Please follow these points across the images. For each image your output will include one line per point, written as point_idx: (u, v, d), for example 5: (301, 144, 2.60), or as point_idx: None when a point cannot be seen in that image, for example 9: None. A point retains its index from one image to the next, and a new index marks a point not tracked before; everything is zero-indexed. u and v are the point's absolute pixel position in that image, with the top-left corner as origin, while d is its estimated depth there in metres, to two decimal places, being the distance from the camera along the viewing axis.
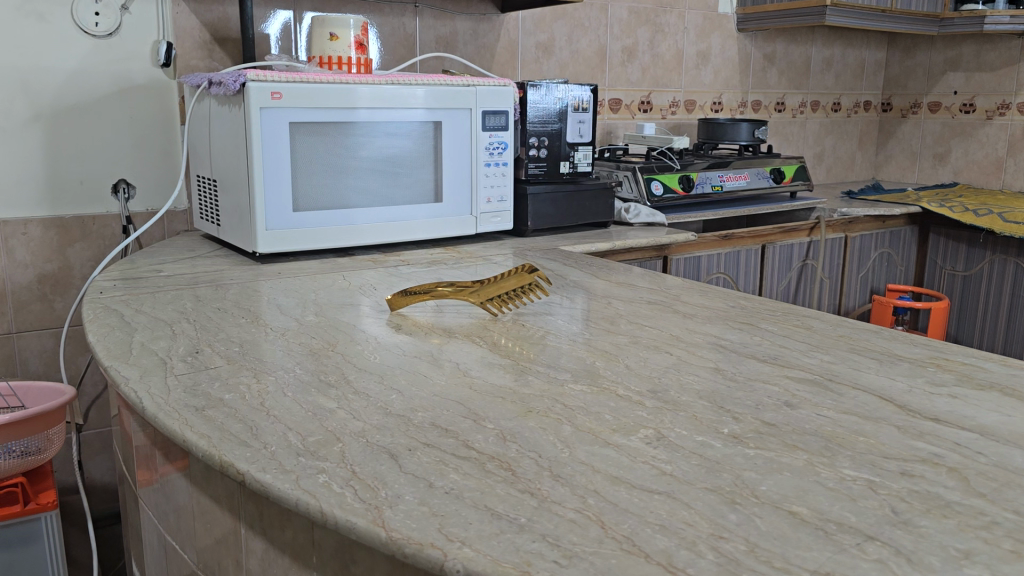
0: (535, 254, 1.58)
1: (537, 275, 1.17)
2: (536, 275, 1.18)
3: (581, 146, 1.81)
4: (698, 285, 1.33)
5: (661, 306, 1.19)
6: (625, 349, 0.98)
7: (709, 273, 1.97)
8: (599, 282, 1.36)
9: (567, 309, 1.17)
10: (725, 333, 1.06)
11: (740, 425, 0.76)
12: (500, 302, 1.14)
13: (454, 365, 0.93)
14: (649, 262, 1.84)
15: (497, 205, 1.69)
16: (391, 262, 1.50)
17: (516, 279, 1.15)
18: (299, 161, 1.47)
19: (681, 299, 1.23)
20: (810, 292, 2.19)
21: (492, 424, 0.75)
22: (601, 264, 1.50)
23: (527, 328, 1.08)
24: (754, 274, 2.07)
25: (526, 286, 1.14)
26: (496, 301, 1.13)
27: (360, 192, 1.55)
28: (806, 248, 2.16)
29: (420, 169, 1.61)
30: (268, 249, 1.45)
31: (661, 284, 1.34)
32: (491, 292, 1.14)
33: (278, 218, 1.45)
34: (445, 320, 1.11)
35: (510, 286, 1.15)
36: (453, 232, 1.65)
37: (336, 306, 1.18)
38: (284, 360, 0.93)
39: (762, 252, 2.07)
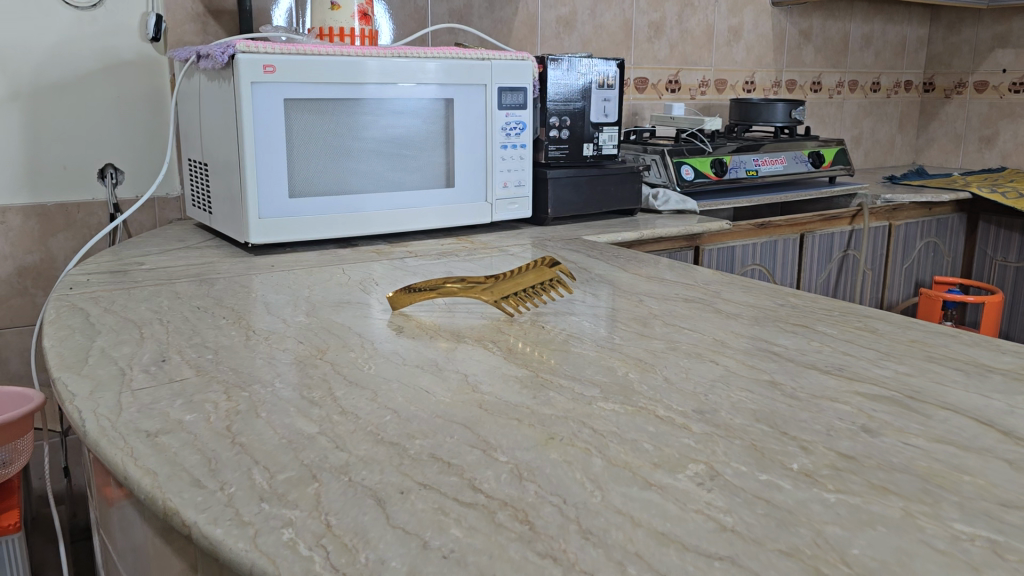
0: (555, 245, 1.44)
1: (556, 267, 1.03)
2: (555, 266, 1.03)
3: (606, 127, 1.66)
4: (739, 279, 1.18)
5: (698, 305, 1.04)
6: (661, 358, 0.84)
7: (744, 265, 1.82)
8: (625, 276, 1.21)
9: (592, 307, 1.02)
10: (777, 337, 0.91)
11: (811, 458, 0.61)
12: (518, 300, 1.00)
13: (461, 376, 0.79)
14: (679, 253, 1.70)
15: (514, 191, 1.55)
16: (397, 253, 1.36)
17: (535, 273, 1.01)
18: (296, 143, 1.33)
19: (721, 297, 1.08)
20: (851, 285, 2.03)
21: (506, 457, 0.61)
22: (629, 255, 1.35)
23: (547, 329, 0.94)
24: (792, 266, 1.91)
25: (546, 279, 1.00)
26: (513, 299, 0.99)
27: (364, 176, 1.40)
28: (848, 237, 2.00)
29: (430, 151, 1.46)
30: (262, 240, 1.32)
31: (696, 278, 1.19)
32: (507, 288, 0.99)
33: (273, 205, 1.32)
34: (453, 321, 0.97)
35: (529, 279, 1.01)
36: (467, 220, 1.51)
37: (327, 304, 1.04)
38: (263, 371, 0.79)
39: (801, 242, 1.91)
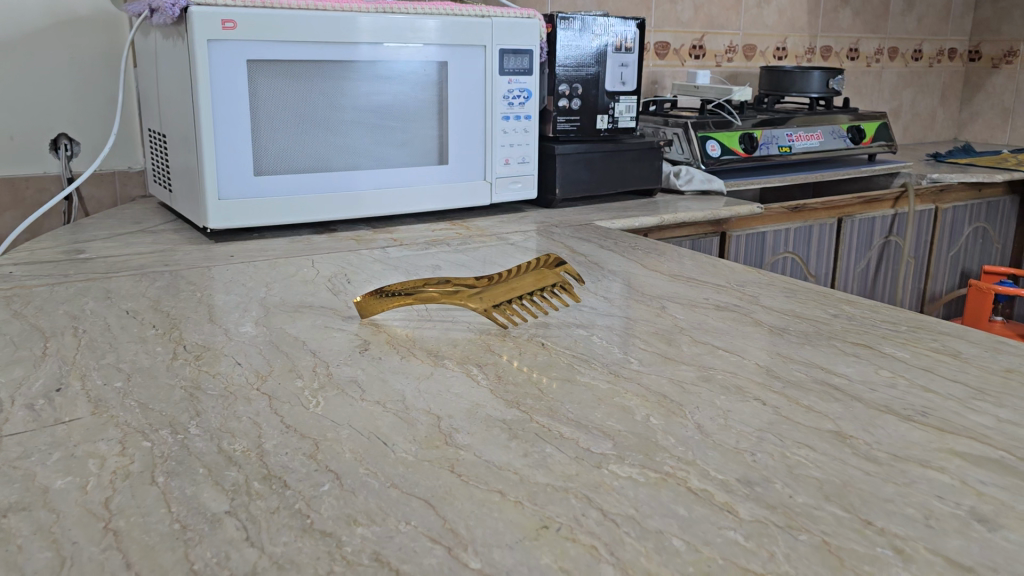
0: (563, 232, 1.25)
1: (563, 268, 0.85)
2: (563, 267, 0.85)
3: (623, 96, 1.46)
4: (779, 281, 0.99)
5: (733, 315, 0.86)
6: (691, 393, 0.66)
7: (774, 253, 1.63)
8: (643, 272, 1.02)
9: (604, 317, 0.84)
10: (836, 363, 0.73)
11: (911, 569, 0.43)
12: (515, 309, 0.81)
13: (431, 419, 0.61)
14: (703, 241, 1.51)
15: (517, 169, 1.36)
16: (380, 241, 1.18)
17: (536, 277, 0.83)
18: (263, 112, 1.15)
19: (760, 304, 0.90)
20: (892, 275, 1.83)
21: (479, 563, 0.43)
22: (648, 246, 1.16)
23: (547, 348, 0.76)
24: (827, 254, 1.72)
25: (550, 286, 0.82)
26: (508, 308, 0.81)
27: (344, 152, 1.22)
28: (890, 222, 1.80)
29: (421, 123, 1.27)
30: (223, 224, 1.14)
31: (728, 277, 1.00)
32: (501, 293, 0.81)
33: (235, 184, 1.14)
34: (432, 335, 0.79)
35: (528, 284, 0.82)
36: (463, 202, 1.33)
37: (283, 309, 0.86)
38: (179, 408, 0.62)
39: (838, 227, 1.72)
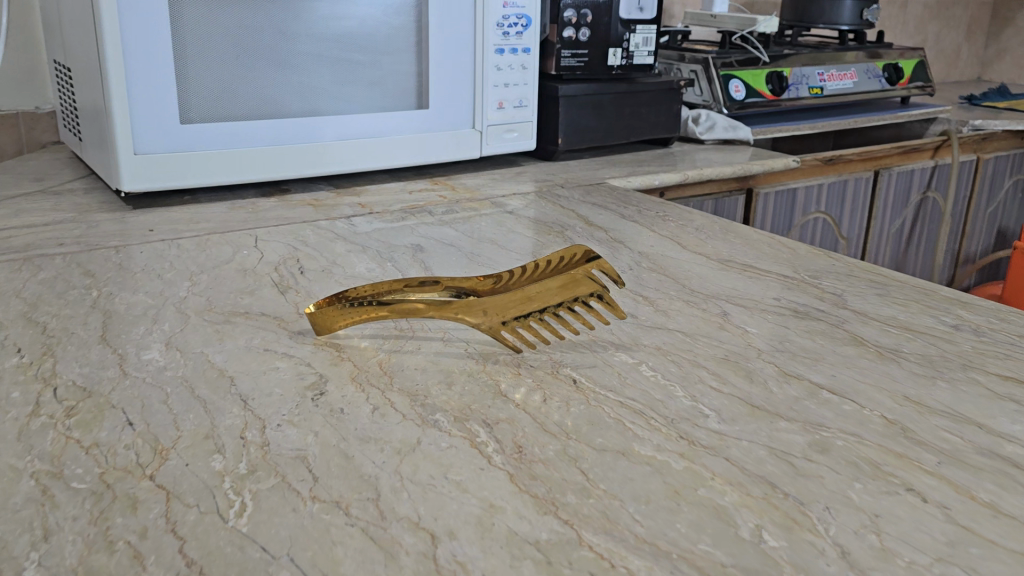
0: (571, 195, 1.01)
1: (597, 267, 0.60)
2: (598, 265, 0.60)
3: (640, 26, 1.21)
4: (861, 270, 0.77)
5: (821, 327, 0.64)
6: (809, 480, 0.44)
7: (805, 213, 1.40)
8: (685, 255, 0.79)
9: (650, 334, 0.61)
10: (995, 416, 0.51)
11: None
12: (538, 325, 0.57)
13: (422, 543, 0.38)
14: (727, 199, 1.28)
15: (513, 115, 1.11)
16: (344, 207, 0.93)
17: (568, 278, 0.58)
18: (191, 40, 0.88)
19: (850, 309, 0.68)
20: (928, 235, 1.62)
21: None
22: (680, 214, 0.93)
23: (581, 391, 0.53)
24: (861, 212, 1.50)
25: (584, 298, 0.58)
26: (527, 323, 0.57)
27: (298, 92, 0.96)
28: (930, 175, 1.57)
29: (395, 56, 1.02)
30: (140, 185, 0.89)
31: (794, 264, 0.78)
32: (519, 303, 0.57)
33: (154, 135, 0.88)
34: (416, 365, 0.56)
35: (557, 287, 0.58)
36: (447, 155, 1.08)
37: (208, 320, 0.62)
38: (19, 522, 0.39)
39: (874, 181, 1.49)
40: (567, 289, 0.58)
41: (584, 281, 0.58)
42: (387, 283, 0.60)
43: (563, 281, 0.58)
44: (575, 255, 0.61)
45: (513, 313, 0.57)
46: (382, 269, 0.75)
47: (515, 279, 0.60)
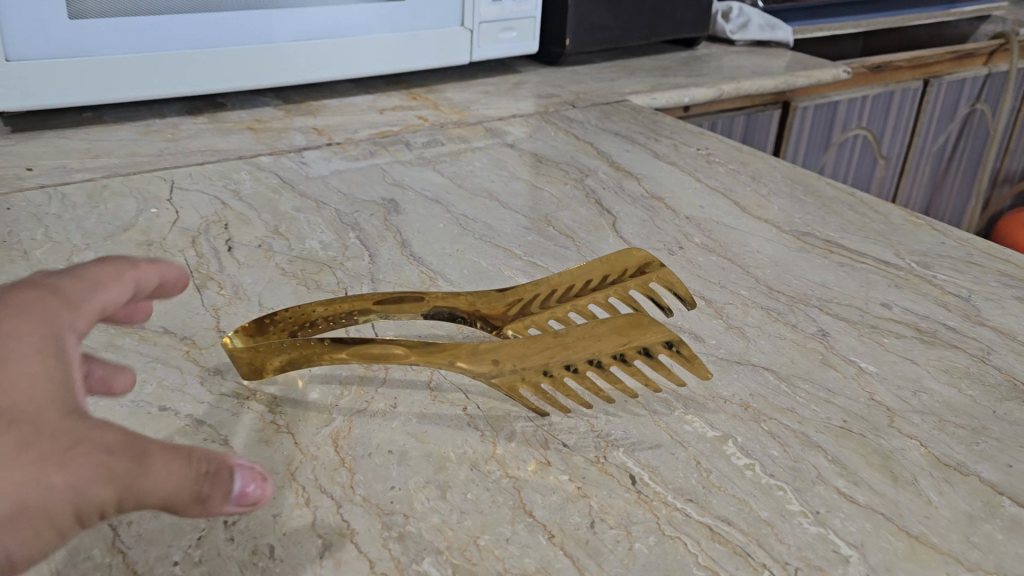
0: (586, 118, 0.80)
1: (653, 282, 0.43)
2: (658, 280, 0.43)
3: None
4: (983, 255, 0.58)
5: (961, 362, 0.45)
6: None
7: (844, 130, 1.20)
8: (748, 224, 0.60)
9: (728, 380, 0.42)
10: None
11: None
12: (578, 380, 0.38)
13: None
14: (761, 116, 1.07)
15: (511, 9, 0.88)
16: (294, 134, 0.71)
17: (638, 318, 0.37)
18: None
19: (990, 326, 0.49)
20: (971, 153, 1.42)
21: None
22: (728, 153, 0.73)
23: (647, 503, 0.34)
24: (905, 128, 1.29)
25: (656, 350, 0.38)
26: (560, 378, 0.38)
27: None
28: (983, 83, 1.36)
29: None
30: (15, 101, 0.66)
31: (893, 243, 0.58)
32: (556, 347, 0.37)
33: (30, 33, 0.65)
34: (391, 447, 0.36)
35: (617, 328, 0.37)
36: (428, 61, 0.85)
37: (83, 344, 0.42)
38: None
39: (922, 91, 1.28)
40: (630, 331, 0.37)
41: (653, 323, 0.37)
42: (345, 302, 0.40)
43: (623, 322, 0.37)
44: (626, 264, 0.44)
45: (546, 362, 0.37)
46: (340, 242, 0.53)
47: (540, 302, 0.42)
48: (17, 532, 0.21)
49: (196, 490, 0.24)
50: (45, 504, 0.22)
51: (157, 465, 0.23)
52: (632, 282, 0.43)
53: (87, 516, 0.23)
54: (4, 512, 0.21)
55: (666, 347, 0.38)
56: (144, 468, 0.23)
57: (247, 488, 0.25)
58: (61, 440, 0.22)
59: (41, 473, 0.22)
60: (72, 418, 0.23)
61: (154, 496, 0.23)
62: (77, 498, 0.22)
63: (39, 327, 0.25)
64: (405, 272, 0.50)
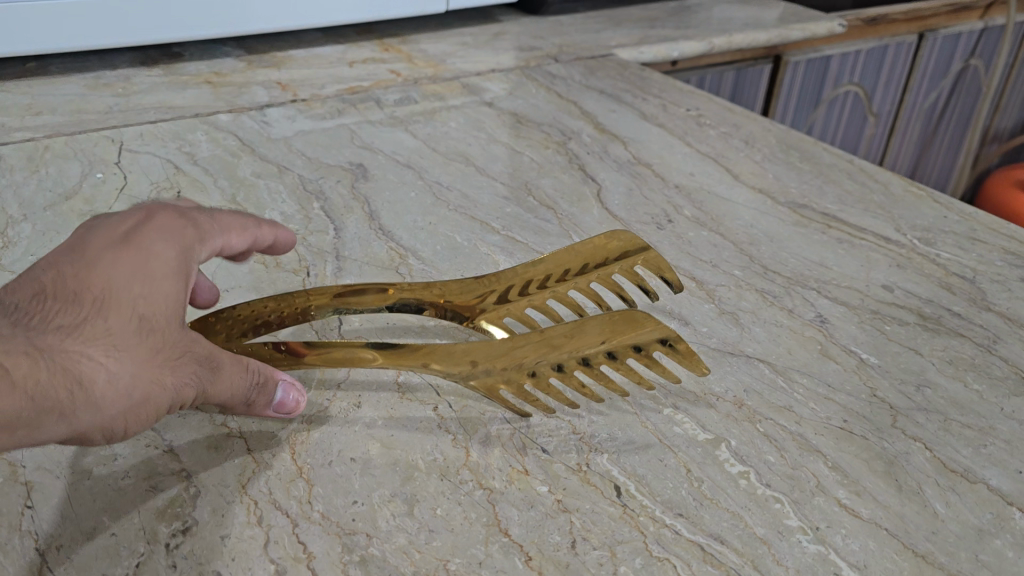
0: (570, 73, 0.76)
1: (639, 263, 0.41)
2: (644, 262, 0.40)
3: None
4: (985, 231, 0.55)
5: (967, 353, 0.43)
6: None
7: (836, 84, 1.16)
8: (741, 195, 0.56)
9: (721, 374, 0.39)
10: None
11: None
12: (566, 380, 0.35)
13: None
14: (751, 71, 1.03)
15: None
16: (255, 90, 0.67)
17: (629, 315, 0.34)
18: None
19: (996, 312, 0.46)
20: (962, 110, 1.39)
21: None
22: (719, 115, 0.69)
23: (632, 518, 0.31)
24: (897, 83, 1.25)
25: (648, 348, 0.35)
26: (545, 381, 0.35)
27: None
28: (978, 37, 1.32)
29: None
30: None
31: (894, 217, 0.55)
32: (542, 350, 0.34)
33: None
34: (354, 454, 0.33)
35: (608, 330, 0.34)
36: (404, 8, 0.79)
37: None
38: None
39: (917, 45, 1.24)
40: (619, 328, 0.34)
41: (649, 322, 0.34)
42: (300, 296, 0.37)
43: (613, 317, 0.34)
44: (609, 247, 0.40)
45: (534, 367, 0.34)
46: (303, 215, 0.49)
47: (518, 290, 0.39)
48: (138, 416, 0.28)
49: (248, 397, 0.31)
50: (158, 398, 0.28)
51: (231, 375, 0.30)
52: (617, 267, 0.40)
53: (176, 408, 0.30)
54: (134, 406, 0.28)
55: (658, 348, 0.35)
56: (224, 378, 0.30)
57: (288, 399, 0.33)
58: (175, 349, 0.29)
59: (164, 375, 0.28)
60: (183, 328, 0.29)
61: (221, 396, 0.30)
62: (177, 396, 0.29)
63: (177, 245, 0.30)
64: (373, 247, 0.47)
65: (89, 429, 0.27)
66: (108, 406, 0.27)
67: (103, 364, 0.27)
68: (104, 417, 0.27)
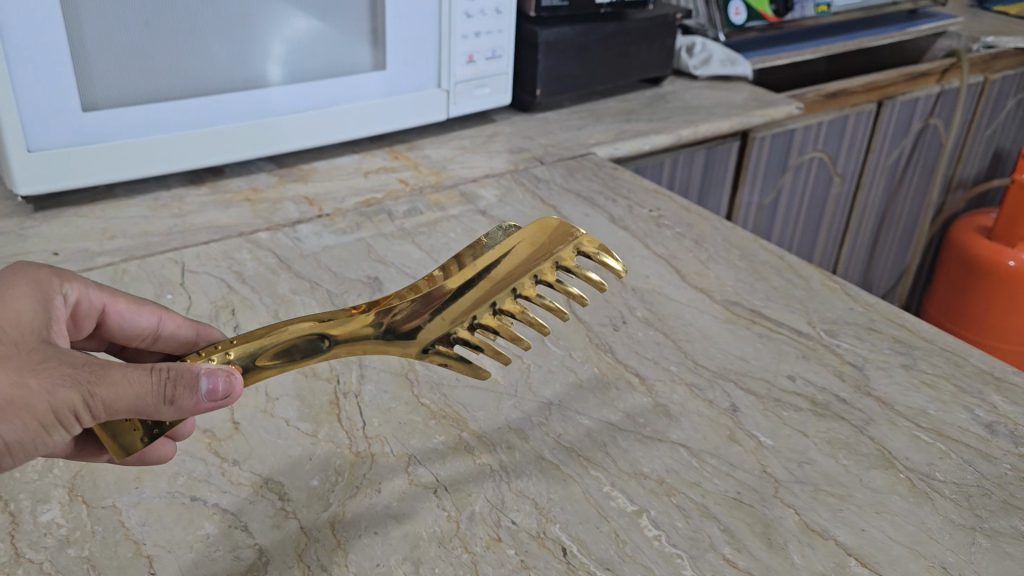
0: (553, 176, 0.89)
1: (532, 231, 0.46)
2: (528, 235, 0.46)
3: None
4: (883, 322, 0.68)
5: (844, 434, 0.55)
6: None
7: (800, 153, 1.29)
8: (685, 295, 0.69)
9: (650, 457, 0.52)
10: None
11: None
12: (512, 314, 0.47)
13: None
14: (720, 149, 1.15)
15: (483, 69, 0.95)
16: (288, 206, 0.81)
17: (516, 238, 0.45)
18: (85, 13, 0.71)
19: (874, 396, 0.59)
20: (924, 164, 1.52)
21: None
22: (676, 214, 0.82)
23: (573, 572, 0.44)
24: (858, 146, 1.38)
25: (562, 259, 0.46)
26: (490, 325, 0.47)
27: (225, 63, 0.80)
28: (934, 100, 1.44)
29: (344, 12, 0.85)
30: (40, 187, 0.75)
31: (808, 310, 0.68)
32: (467, 299, 0.46)
33: (52, 128, 0.73)
34: (377, 529, 0.47)
35: (508, 262, 0.46)
36: (410, 120, 0.93)
37: None
38: None
39: (876, 113, 1.36)
40: (540, 243, 0.46)
41: (562, 239, 0.46)
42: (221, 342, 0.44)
43: (532, 236, 0.46)
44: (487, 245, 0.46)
45: (462, 319, 0.47)
46: None
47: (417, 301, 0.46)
48: (14, 416, 0.39)
49: (162, 394, 0.39)
50: (30, 402, 0.38)
51: (119, 379, 0.39)
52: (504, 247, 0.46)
53: (67, 414, 0.39)
54: (4, 405, 0.38)
55: (576, 251, 0.46)
56: (106, 381, 0.38)
57: (215, 385, 0.39)
58: (49, 364, 0.39)
59: (34, 381, 0.39)
60: (52, 355, 0.40)
61: (127, 397, 0.39)
62: (55, 400, 0.38)
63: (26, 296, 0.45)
64: (388, 356, 0.60)
65: None
66: None
67: None
68: None
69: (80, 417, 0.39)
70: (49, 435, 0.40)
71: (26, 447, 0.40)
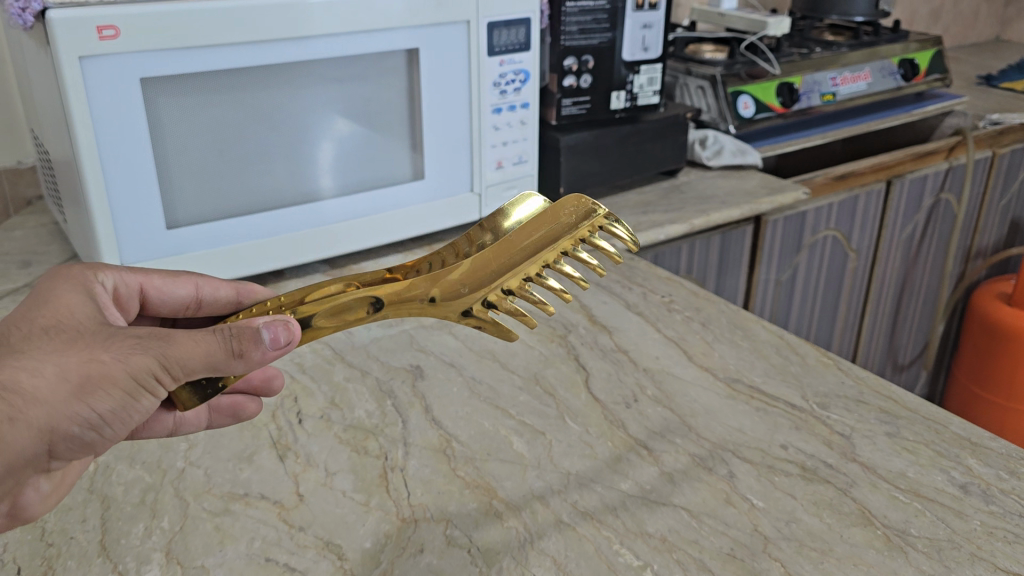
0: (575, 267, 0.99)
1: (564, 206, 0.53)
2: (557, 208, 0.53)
3: (645, 65, 1.14)
4: (871, 394, 0.75)
5: (829, 495, 0.63)
6: None
7: (814, 232, 1.37)
8: (691, 374, 0.78)
9: (655, 519, 0.60)
10: None
11: None
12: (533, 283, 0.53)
13: None
14: (735, 233, 1.24)
15: (511, 173, 1.07)
16: None
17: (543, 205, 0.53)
18: (169, 145, 0.84)
19: (859, 462, 0.66)
20: (939, 236, 1.59)
21: None
22: (686, 300, 0.91)
23: None
24: (872, 222, 1.46)
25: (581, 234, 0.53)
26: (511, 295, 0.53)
27: (285, 181, 0.93)
28: (944, 176, 1.52)
29: (387, 132, 0.97)
30: None
31: (802, 385, 0.76)
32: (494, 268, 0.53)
33: (142, 245, 0.85)
34: None
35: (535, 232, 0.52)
36: (447, 221, 1.04)
37: (208, 510, 0.62)
38: None
39: (886, 190, 1.44)
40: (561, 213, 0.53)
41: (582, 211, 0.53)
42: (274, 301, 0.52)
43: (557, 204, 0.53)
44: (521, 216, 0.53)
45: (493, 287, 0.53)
46: (381, 411, 0.73)
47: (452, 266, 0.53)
48: (99, 386, 0.46)
49: (227, 350, 0.47)
50: (109, 374, 0.46)
51: (191, 340, 0.47)
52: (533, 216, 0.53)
53: (146, 377, 0.47)
54: (90, 380, 0.46)
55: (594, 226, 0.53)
56: (175, 344, 0.47)
57: (276, 335, 0.47)
58: (113, 341, 0.47)
59: (109, 355, 0.47)
60: (111, 337, 0.48)
61: (199, 353, 0.47)
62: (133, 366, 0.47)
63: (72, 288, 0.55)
64: (428, 435, 0.69)
65: (62, 410, 0.46)
66: (61, 389, 0.46)
67: (48, 362, 0.46)
68: (68, 399, 0.46)
69: (158, 379, 0.47)
70: (133, 405, 0.48)
71: (114, 420, 0.48)
